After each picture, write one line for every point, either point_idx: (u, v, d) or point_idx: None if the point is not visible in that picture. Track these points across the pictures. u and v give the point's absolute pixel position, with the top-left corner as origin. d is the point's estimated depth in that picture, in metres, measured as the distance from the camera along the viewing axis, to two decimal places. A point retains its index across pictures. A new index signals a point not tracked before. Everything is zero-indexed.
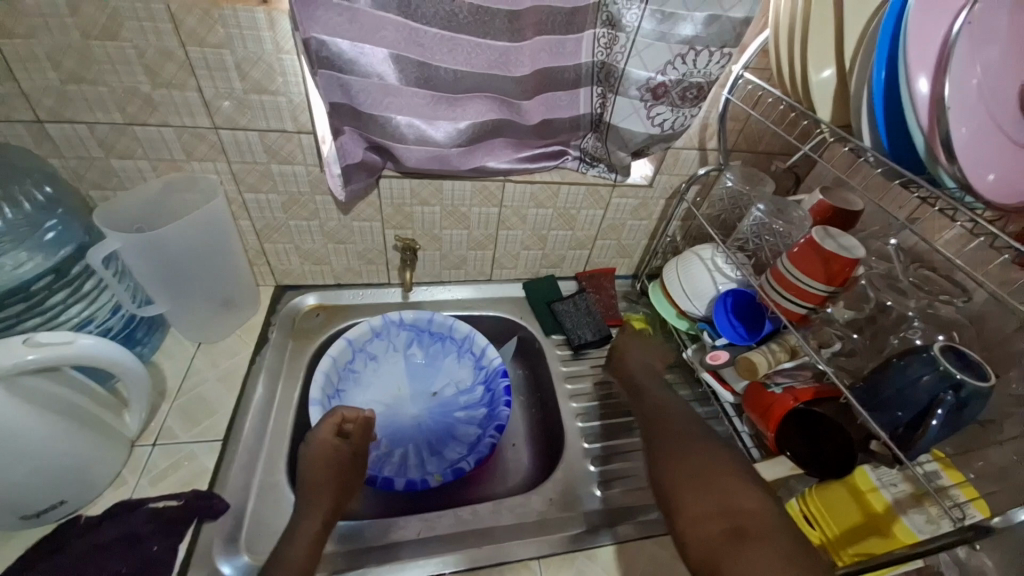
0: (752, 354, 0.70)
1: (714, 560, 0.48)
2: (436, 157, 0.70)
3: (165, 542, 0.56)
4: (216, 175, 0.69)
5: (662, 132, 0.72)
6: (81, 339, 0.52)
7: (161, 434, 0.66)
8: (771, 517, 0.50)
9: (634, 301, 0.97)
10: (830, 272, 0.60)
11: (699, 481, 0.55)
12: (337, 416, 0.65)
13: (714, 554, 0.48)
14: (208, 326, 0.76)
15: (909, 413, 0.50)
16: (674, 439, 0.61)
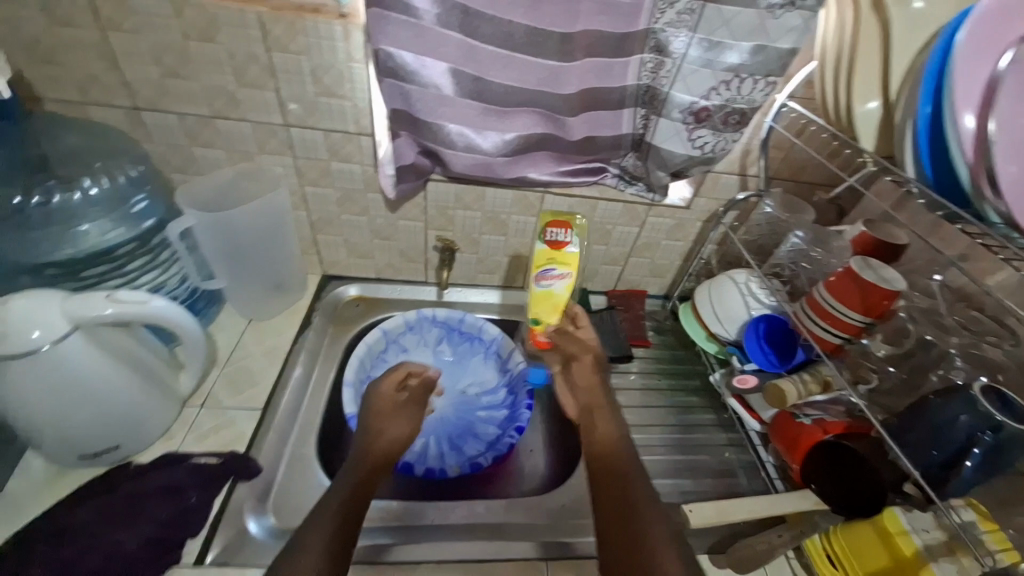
0: (783, 383, 0.68)
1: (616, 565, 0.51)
2: (483, 164, 0.74)
3: (203, 496, 0.61)
4: (283, 168, 0.76)
5: (703, 154, 0.73)
6: (155, 302, 0.58)
7: (209, 397, 0.72)
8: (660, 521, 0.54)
9: (664, 321, 0.97)
10: (868, 303, 0.59)
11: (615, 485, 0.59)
12: (400, 374, 0.74)
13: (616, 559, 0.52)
14: (260, 305, 0.83)
15: (944, 452, 0.49)
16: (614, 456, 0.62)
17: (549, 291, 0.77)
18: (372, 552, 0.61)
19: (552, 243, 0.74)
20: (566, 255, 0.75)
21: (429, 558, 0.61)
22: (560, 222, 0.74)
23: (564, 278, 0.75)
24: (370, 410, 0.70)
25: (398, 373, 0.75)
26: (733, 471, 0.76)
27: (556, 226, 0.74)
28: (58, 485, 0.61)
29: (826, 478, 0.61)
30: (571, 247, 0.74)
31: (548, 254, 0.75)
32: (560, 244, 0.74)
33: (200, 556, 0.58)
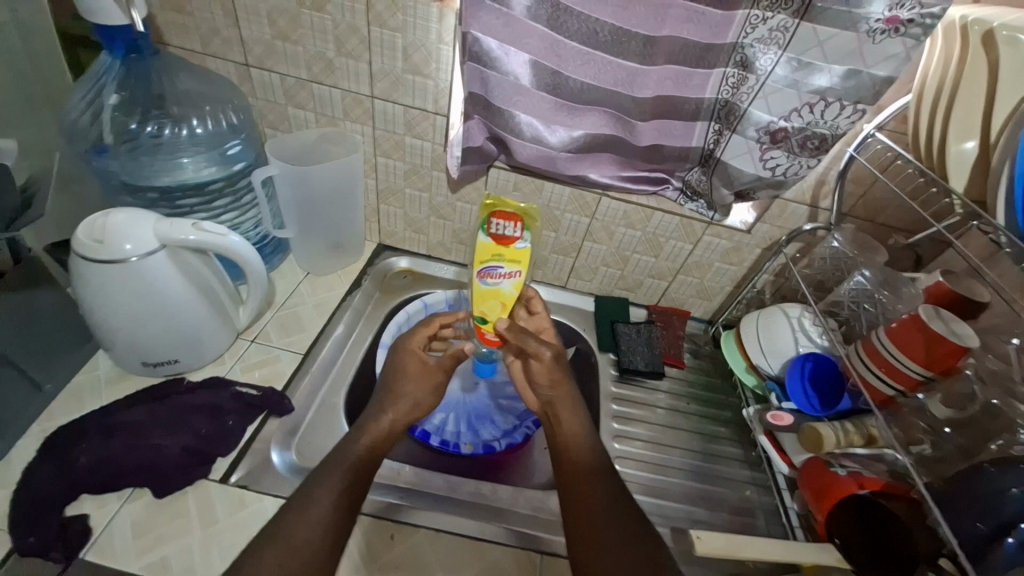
0: (821, 426, 0.64)
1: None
2: (544, 156, 0.75)
3: (239, 420, 0.66)
4: (361, 136, 0.81)
5: (773, 177, 0.71)
6: (232, 237, 0.64)
7: (260, 334, 0.78)
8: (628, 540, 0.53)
9: (704, 346, 0.94)
10: (932, 356, 0.55)
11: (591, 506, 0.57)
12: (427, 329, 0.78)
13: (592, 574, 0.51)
14: (319, 260, 0.89)
15: (988, 524, 0.45)
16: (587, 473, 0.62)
17: (495, 289, 0.72)
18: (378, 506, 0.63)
19: (496, 236, 0.70)
20: (515, 250, 0.70)
21: (429, 524, 0.63)
22: (509, 215, 0.70)
23: (512, 276, 0.71)
24: (398, 364, 0.74)
25: (428, 330, 0.78)
26: (752, 511, 0.72)
27: (502, 219, 0.70)
28: (119, 384, 0.68)
29: (854, 535, 0.57)
30: (520, 241, 0.70)
31: (491, 247, 0.71)
32: (508, 238, 0.70)
33: (226, 474, 0.63)
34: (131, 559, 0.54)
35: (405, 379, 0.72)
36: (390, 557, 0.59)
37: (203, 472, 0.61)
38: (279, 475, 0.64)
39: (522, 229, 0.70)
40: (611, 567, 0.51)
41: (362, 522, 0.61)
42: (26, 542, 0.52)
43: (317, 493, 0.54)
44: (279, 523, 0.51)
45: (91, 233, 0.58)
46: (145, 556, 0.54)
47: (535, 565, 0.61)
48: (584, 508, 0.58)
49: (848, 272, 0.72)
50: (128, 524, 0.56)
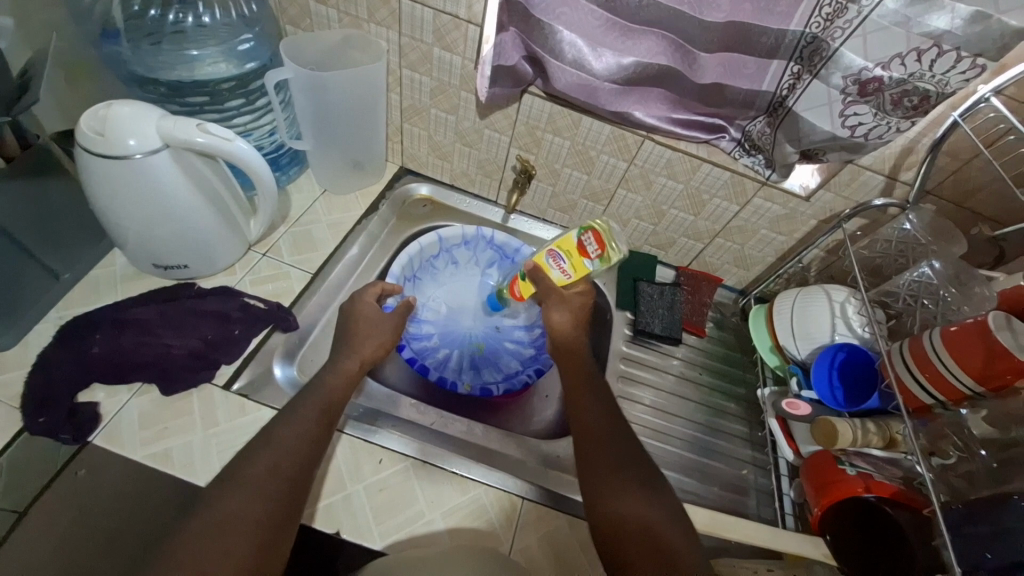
0: (837, 421, 0.59)
1: (611, 493, 0.52)
2: (585, 86, 0.66)
3: (245, 331, 0.68)
4: (386, 43, 0.73)
5: (851, 138, 0.61)
6: (238, 143, 0.60)
7: (272, 248, 0.77)
8: (613, 427, 0.59)
9: (729, 317, 0.87)
10: (989, 369, 0.47)
11: (590, 413, 0.60)
12: (379, 286, 0.72)
13: (607, 484, 0.53)
14: (338, 177, 0.85)
15: (999, 558, 0.42)
16: (604, 422, 0.59)
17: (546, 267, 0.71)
18: (355, 423, 0.64)
19: (580, 245, 0.69)
20: (581, 265, 0.69)
21: (410, 452, 0.63)
22: (603, 239, 0.68)
23: (565, 272, 0.70)
24: (350, 319, 0.69)
25: (375, 287, 0.72)
26: (746, 490, 0.71)
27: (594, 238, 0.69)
28: (131, 283, 0.69)
29: (846, 534, 0.56)
30: (590, 263, 0.69)
31: (568, 243, 0.69)
32: (586, 251, 0.69)
33: (229, 382, 0.65)
34: (136, 448, 0.58)
35: (357, 327, 0.68)
36: (375, 480, 0.61)
37: (206, 377, 0.64)
38: (279, 389, 0.66)
39: (598, 259, 0.69)
40: (606, 463, 0.55)
41: (354, 444, 0.63)
42: (38, 422, 0.57)
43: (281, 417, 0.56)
44: (266, 432, 0.54)
45: (92, 124, 0.55)
46: (149, 448, 0.58)
47: (515, 508, 0.62)
48: (597, 469, 0.54)
49: (913, 261, 0.64)
50: (135, 416, 0.60)
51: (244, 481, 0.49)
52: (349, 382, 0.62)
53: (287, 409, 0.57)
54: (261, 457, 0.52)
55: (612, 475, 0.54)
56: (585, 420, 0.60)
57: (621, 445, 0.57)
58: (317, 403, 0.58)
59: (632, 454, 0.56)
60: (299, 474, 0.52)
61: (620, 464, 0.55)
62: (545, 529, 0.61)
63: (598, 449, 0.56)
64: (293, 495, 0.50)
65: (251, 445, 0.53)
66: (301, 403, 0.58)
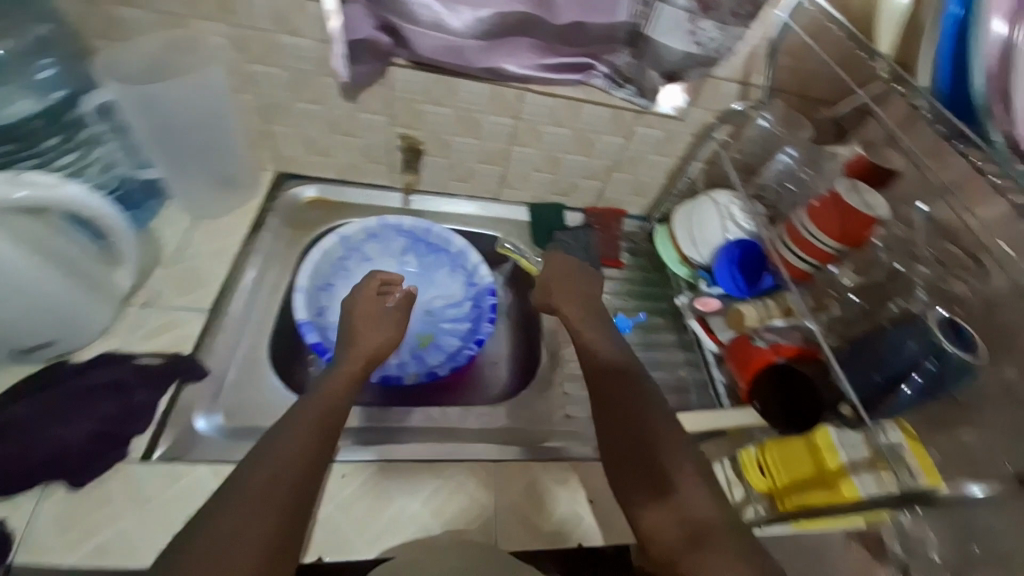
0: (744, 307, 0.70)
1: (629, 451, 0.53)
2: (451, 48, 0.65)
3: (150, 394, 0.60)
4: (220, 39, 0.65)
5: (704, 53, 0.66)
6: (68, 187, 0.51)
7: (153, 296, 0.68)
8: (635, 381, 0.59)
9: (641, 244, 0.93)
10: (847, 229, 0.57)
11: (605, 370, 0.61)
12: (374, 279, 0.70)
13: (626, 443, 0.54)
14: (207, 201, 0.76)
15: (884, 376, 0.52)
16: (618, 371, 0.60)
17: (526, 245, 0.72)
18: None
19: None
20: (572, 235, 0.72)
21: (377, 457, 0.62)
22: None
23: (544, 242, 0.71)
24: (348, 319, 0.66)
25: (374, 281, 0.70)
26: (687, 388, 0.77)
27: None
28: None
29: (769, 398, 0.64)
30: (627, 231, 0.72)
31: None
32: None
33: (148, 452, 0.57)
34: (60, 556, 0.50)
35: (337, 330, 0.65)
36: (345, 496, 0.59)
37: (121, 454, 0.56)
38: (210, 441, 0.61)
39: None
40: (623, 418, 0.55)
41: None
42: None
43: (284, 421, 0.52)
44: (261, 447, 0.49)
45: None
46: (81, 550, 0.51)
47: (490, 474, 0.63)
48: (615, 427, 0.55)
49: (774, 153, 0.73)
50: (45, 524, 0.51)
51: (241, 499, 0.44)
52: (351, 382, 0.58)
53: (281, 420, 0.52)
54: (257, 470, 0.47)
55: (628, 435, 0.54)
56: (601, 366, 0.61)
57: (636, 396, 0.57)
58: (317, 407, 0.53)
59: (650, 400, 0.57)
60: (299, 488, 0.47)
61: (629, 414, 0.56)
62: (522, 482, 0.63)
63: (613, 401, 0.57)
64: (295, 508, 0.46)
65: (244, 460, 0.48)
66: (297, 412, 0.53)
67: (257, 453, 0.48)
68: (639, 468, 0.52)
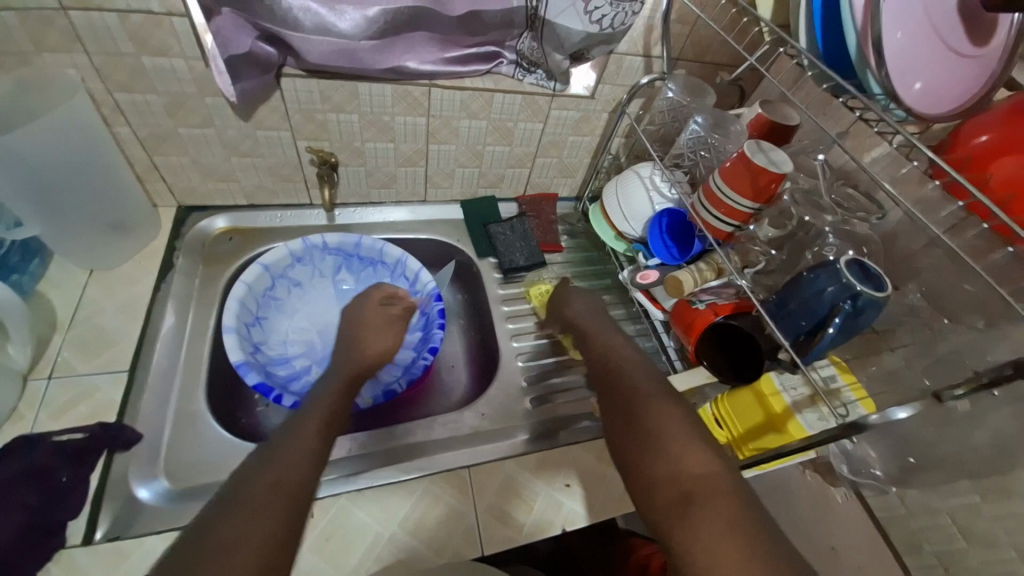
0: (680, 273, 0.69)
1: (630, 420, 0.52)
2: (343, 51, 0.61)
3: (75, 473, 0.54)
4: (75, 70, 0.58)
5: (602, 31, 0.65)
6: None
7: (57, 366, 0.62)
8: (633, 360, 0.59)
9: (578, 225, 0.94)
10: (758, 186, 0.59)
11: (607, 353, 0.62)
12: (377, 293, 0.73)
13: (627, 411, 0.53)
14: (105, 251, 0.69)
15: (809, 322, 0.53)
16: (616, 352, 0.61)
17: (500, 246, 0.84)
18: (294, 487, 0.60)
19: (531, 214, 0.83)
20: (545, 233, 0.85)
21: (350, 487, 0.60)
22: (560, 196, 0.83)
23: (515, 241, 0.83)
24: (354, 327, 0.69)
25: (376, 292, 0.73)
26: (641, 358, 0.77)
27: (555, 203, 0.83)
28: None
29: (716, 356, 0.64)
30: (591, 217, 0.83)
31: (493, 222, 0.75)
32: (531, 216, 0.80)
33: (88, 535, 0.52)
34: None
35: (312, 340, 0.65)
36: (316, 536, 0.56)
37: (58, 541, 0.50)
38: (157, 509, 0.56)
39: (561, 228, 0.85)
40: (623, 390, 0.55)
41: None
42: None
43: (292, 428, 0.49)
44: (270, 447, 0.46)
45: None
46: None
47: (465, 480, 0.62)
48: (615, 400, 0.55)
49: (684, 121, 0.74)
50: None
51: (250, 497, 0.41)
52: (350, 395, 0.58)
53: (285, 425, 0.50)
54: (267, 468, 0.44)
55: (626, 407, 0.53)
56: (605, 349, 0.63)
57: (635, 368, 0.57)
58: (319, 415, 0.52)
59: (646, 370, 0.57)
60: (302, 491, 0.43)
61: (628, 385, 0.55)
62: (498, 480, 0.62)
63: (614, 376, 0.57)
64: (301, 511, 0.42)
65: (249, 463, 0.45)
66: (297, 420, 0.51)
67: (257, 459, 0.45)
68: (636, 435, 0.50)
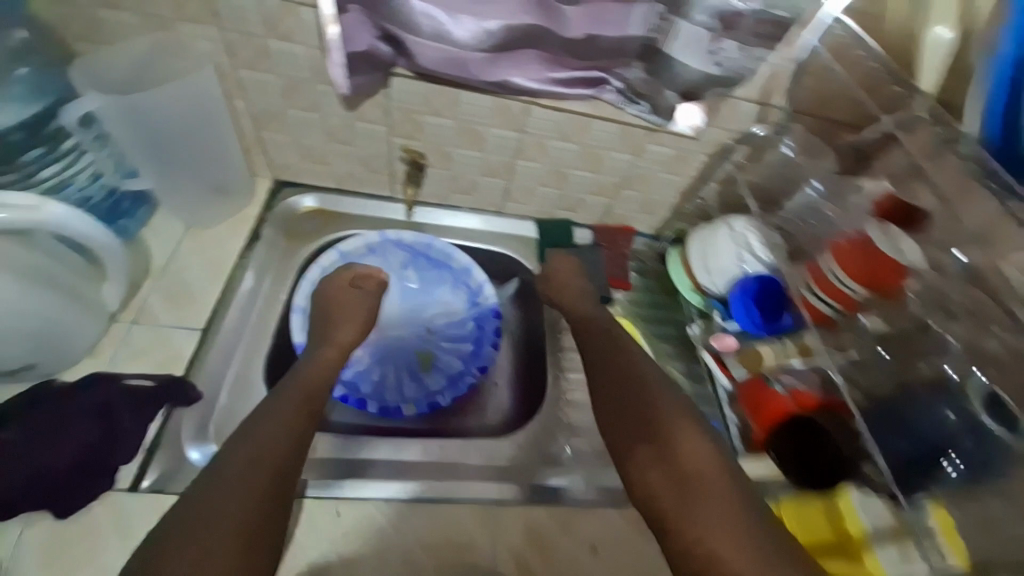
0: (762, 347, 0.69)
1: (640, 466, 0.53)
2: (453, 59, 0.61)
3: (137, 419, 0.57)
4: (209, 43, 0.61)
5: (723, 74, 0.62)
6: (49, 207, 0.49)
7: (141, 313, 0.66)
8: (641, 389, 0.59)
9: (650, 262, 0.88)
10: (872, 276, 0.55)
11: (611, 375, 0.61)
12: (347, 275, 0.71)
13: (635, 454, 0.54)
14: (202, 212, 0.73)
15: (912, 444, 0.49)
16: (617, 375, 0.61)
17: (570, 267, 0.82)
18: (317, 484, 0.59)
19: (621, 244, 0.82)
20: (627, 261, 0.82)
21: (378, 495, 0.60)
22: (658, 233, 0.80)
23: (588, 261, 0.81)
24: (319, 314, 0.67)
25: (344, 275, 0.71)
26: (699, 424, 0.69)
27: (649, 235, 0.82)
28: None
29: (784, 447, 0.62)
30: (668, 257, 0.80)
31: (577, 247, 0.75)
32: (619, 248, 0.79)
33: (136, 482, 0.55)
34: None
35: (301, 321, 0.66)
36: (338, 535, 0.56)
37: (105, 483, 0.54)
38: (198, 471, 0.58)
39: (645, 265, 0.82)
40: (624, 429, 0.56)
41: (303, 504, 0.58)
42: None
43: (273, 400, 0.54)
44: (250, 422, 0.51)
45: None
46: None
47: (490, 514, 0.60)
48: (622, 438, 0.56)
49: (797, 183, 0.68)
50: (26, 559, 0.50)
51: (229, 472, 0.45)
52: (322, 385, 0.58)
53: (267, 401, 0.54)
54: (245, 442, 0.48)
55: (632, 449, 0.54)
56: (602, 368, 0.63)
57: (633, 402, 0.57)
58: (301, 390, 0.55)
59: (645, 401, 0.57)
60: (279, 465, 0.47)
61: (631, 422, 0.56)
62: (525, 522, 0.60)
63: (614, 406, 0.58)
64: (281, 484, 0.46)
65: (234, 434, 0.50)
66: (281, 392, 0.55)
67: (243, 431, 0.50)
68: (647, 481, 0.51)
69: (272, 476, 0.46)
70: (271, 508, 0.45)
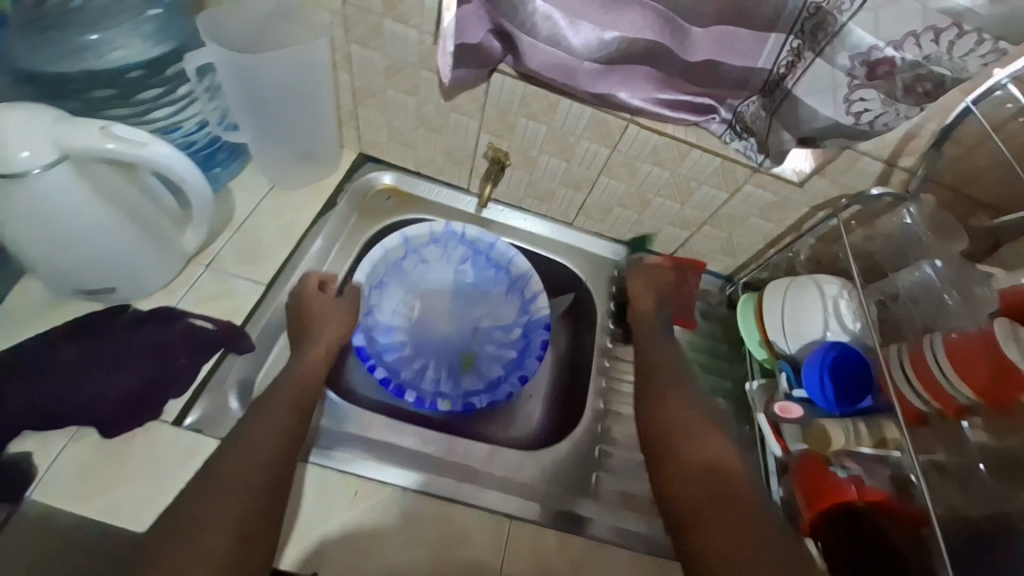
0: (830, 428, 0.60)
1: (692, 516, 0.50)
2: (562, 66, 0.58)
3: (191, 360, 0.61)
4: (328, 14, 0.63)
5: (856, 126, 0.56)
6: (154, 146, 0.50)
7: (215, 259, 0.68)
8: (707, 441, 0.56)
9: (717, 307, 0.84)
10: (993, 385, 0.46)
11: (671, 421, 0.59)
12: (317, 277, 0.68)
13: (690, 505, 0.51)
14: (287, 173, 0.75)
15: None
16: (682, 423, 0.59)
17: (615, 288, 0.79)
18: (322, 451, 0.60)
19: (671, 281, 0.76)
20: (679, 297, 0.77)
21: (395, 481, 0.60)
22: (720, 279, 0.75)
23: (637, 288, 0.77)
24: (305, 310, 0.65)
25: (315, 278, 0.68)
26: None
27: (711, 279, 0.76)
28: (54, 312, 0.61)
29: (833, 538, 0.55)
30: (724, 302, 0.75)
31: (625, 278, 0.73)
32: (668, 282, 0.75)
33: (180, 416, 0.58)
34: (78, 504, 0.52)
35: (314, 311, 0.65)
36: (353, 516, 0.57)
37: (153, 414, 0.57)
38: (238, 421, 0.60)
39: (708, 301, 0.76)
40: (680, 475, 0.54)
41: (326, 476, 0.58)
42: None
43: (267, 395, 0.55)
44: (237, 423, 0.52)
45: None
46: (93, 502, 0.52)
47: (503, 533, 0.59)
48: (681, 482, 0.53)
49: (914, 259, 0.61)
50: (73, 468, 0.53)
51: (225, 468, 0.47)
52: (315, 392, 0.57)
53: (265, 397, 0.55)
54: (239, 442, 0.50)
55: (685, 498, 0.51)
56: (662, 411, 0.61)
57: (694, 453, 0.55)
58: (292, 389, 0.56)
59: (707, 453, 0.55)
60: (274, 463, 0.49)
61: (690, 472, 0.53)
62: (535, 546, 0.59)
63: (671, 450, 0.56)
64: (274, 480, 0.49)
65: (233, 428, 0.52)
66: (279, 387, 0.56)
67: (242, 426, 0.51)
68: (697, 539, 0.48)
69: (270, 482, 0.48)
70: (264, 512, 0.46)
